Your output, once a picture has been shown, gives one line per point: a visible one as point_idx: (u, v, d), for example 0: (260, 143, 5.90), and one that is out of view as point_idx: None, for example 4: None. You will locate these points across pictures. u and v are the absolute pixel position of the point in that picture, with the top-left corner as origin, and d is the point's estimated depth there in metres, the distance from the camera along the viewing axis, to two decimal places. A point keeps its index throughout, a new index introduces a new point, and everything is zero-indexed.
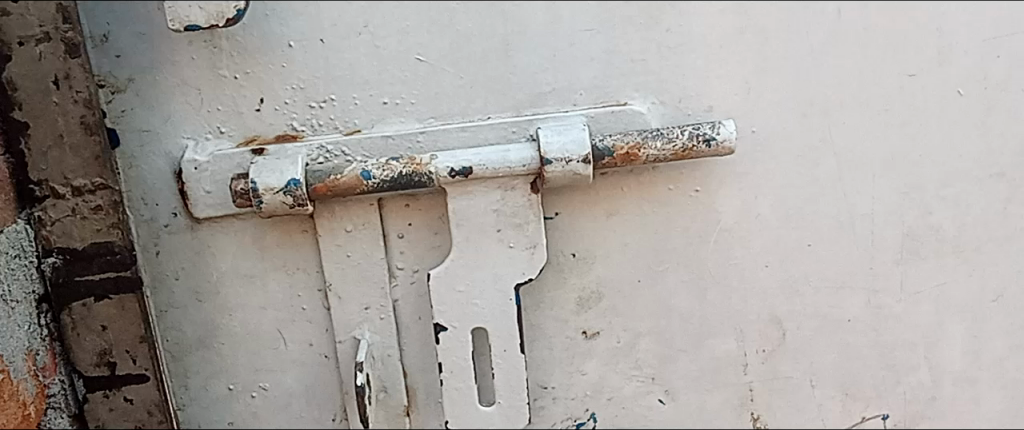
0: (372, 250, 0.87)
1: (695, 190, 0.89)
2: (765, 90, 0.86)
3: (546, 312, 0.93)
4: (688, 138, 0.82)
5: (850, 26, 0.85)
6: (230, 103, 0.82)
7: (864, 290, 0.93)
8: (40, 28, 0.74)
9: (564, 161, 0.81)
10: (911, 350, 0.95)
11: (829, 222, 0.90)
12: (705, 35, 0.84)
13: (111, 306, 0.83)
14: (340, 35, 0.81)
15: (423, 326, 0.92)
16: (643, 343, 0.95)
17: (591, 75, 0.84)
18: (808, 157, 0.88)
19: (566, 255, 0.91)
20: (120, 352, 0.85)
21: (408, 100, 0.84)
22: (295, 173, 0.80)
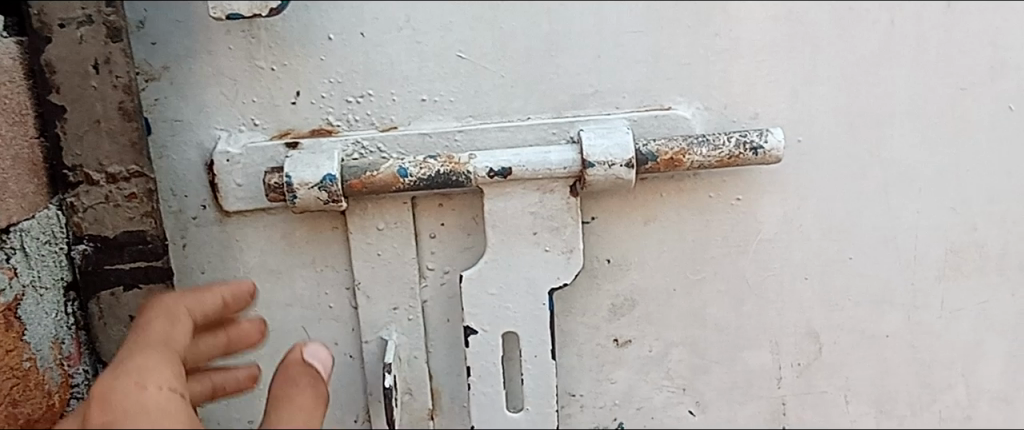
0: (403, 250, 0.85)
1: (735, 199, 0.86)
2: (812, 98, 0.83)
3: (578, 318, 0.91)
4: (735, 146, 0.80)
5: (904, 36, 0.82)
6: (265, 95, 0.80)
7: (905, 307, 0.90)
8: (82, 11, 0.72)
9: (607, 165, 0.78)
10: (948, 368, 0.93)
11: (872, 236, 0.88)
12: (753, 41, 0.81)
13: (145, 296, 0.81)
14: (381, 28, 0.79)
15: (451, 328, 0.89)
16: (675, 353, 0.93)
17: (636, 78, 0.82)
18: (854, 168, 0.85)
19: (600, 260, 0.88)
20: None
21: (447, 98, 0.81)
22: (330, 168, 0.78)
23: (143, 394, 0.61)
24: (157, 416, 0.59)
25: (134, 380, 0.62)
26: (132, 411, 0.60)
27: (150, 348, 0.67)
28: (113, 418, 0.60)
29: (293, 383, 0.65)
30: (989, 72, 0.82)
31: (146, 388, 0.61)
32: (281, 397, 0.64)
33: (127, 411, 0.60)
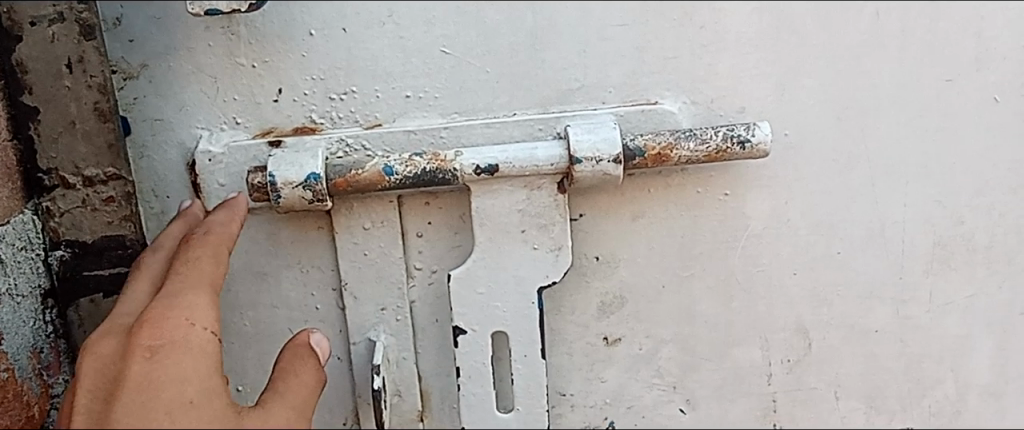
0: (390, 249, 0.84)
1: (724, 194, 0.86)
2: (799, 91, 0.82)
3: (567, 316, 0.90)
4: (722, 140, 0.79)
5: (889, 28, 0.81)
6: (247, 93, 0.79)
7: (893, 301, 0.90)
8: (53, 8, 0.71)
9: (595, 160, 0.78)
10: (938, 362, 0.92)
11: (860, 230, 0.87)
12: (738, 35, 0.80)
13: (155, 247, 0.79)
14: (364, 24, 0.78)
15: (439, 328, 0.88)
16: (665, 351, 0.92)
17: (621, 72, 0.81)
18: (841, 162, 0.85)
19: (589, 257, 0.87)
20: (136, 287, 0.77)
21: (432, 94, 0.80)
22: (315, 167, 0.77)
23: (191, 333, 0.65)
24: (199, 357, 0.63)
25: (186, 316, 0.66)
26: (179, 347, 0.63)
27: (200, 275, 0.70)
28: (159, 347, 0.63)
29: (307, 361, 0.70)
30: (975, 63, 0.82)
31: (195, 326, 0.65)
32: (296, 368, 0.69)
33: (173, 344, 0.64)
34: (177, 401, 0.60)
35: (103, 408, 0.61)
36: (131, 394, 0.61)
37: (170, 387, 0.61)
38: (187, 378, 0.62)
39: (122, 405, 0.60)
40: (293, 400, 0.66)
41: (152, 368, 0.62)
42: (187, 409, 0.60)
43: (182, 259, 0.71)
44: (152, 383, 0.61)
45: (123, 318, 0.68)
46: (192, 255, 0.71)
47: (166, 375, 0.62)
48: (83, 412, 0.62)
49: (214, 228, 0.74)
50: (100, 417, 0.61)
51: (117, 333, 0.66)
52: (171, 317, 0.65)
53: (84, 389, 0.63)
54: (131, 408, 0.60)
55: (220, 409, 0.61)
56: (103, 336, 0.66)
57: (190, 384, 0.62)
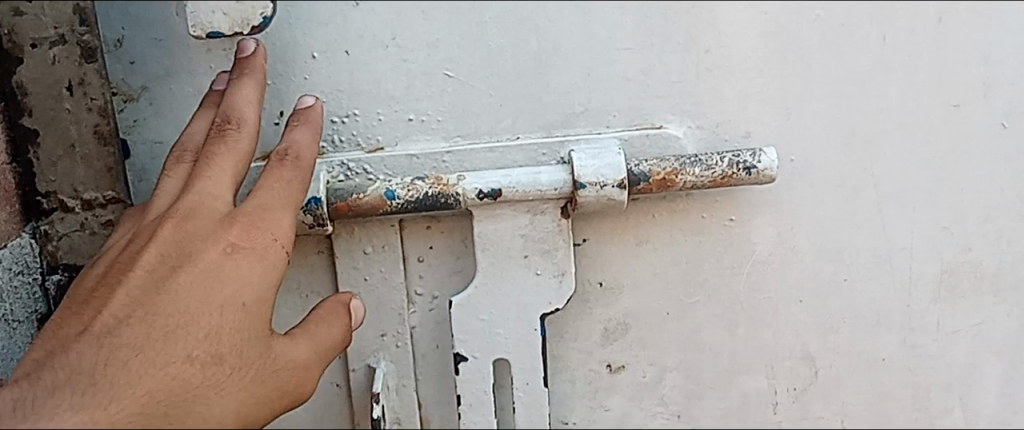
0: (390, 274, 0.83)
1: (729, 219, 0.85)
2: (805, 117, 0.81)
3: (570, 343, 0.89)
4: (727, 166, 0.78)
5: (896, 52, 0.80)
6: None
7: (901, 328, 0.88)
8: (54, 30, 0.70)
9: (599, 185, 0.77)
10: (945, 391, 0.90)
11: (867, 257, 0.86)
12: (743, 59, 0.80)
13: (208, 102, 0.74)
14: (366, 46, 0.77)
15: (440, 354, 0.87)
16: (669, 378, 0.90)
17: (626, 96, 0.80)
18: (847, 187, 0.83)
19: (592, 283, 0.86)
20: (183, 147, 0.72)
21: (435, 118, 0.80)
22: (316, 190, 0.76)
23: (270, 249, 0.66)
24: (264, 273, 0.65)
25: (271, 231, 0.67)
26: (255, 257, 0.65)
27: (287, 193, 0.70)
28: (241, 249, 0.65)
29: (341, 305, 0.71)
30: (983, 89, 0.80)
31: (276, 244, 0.67)
32: (329, 318, 0.69)
33: (251, 251, 0.65)
34: (231, 302, 0.63)
35: (165, 273, 0.63)
36: (197, 276, 0.63)
37: (232, 285, 0.63)
38: (249, 284, 0.64)
39: (185, 281, 0.63)
40: (316, 344, 0.67)
41: (225, 264, 0.64)
42: (237, 314, 0.63)
43: (270, 169, 0.71)
44: (218, 276, 0.63)
45: (205, 195, 0.67)
46: (280, 168, 0.71)
47: (234, 275, 0.64)
48: (143, 266, 0.64)
49: (304, 151, 0.72)
50: (158, 277, 0.63)
51: (200, 209, 0.67)
52: (257, 224, 0.67)
53: (150, 248, 0.65)
54: (191, 288, 0.62)
55: (258, 325, 0.64)
56: (184, 206, 0.67)
57: (251, 291, 0.64)
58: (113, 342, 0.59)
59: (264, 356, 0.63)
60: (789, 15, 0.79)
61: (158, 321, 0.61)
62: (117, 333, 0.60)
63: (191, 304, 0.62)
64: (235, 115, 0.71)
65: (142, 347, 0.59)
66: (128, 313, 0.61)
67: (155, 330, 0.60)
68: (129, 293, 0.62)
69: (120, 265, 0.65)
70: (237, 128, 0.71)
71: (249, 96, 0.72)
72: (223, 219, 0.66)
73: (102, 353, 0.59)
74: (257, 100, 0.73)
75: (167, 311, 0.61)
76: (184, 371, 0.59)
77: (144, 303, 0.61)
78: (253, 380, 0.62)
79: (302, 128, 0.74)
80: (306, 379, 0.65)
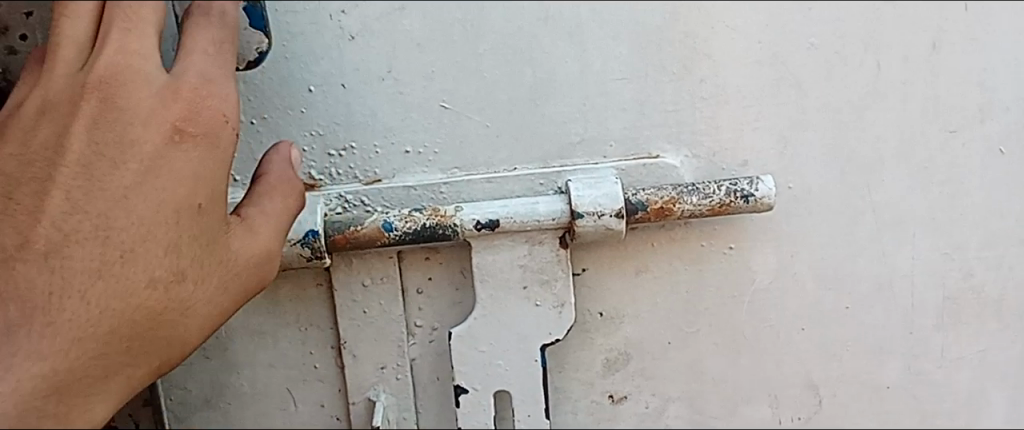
0: (390, 306, 0.83)
1: (728, 248, 0.84)
2: (801, 144, 0.81)
3: (571, 374, 0.88)
4: (724, 194, 0.78)
5: (891, 79, 0.80)
6: (246, 150, 0.79)
7: (904, 356, 0.86)
8: None
9: (596, 215, 0.77)
10: (953, 419, 0.88)
11: (869, 284, 0.84)
12: (739, 88, 0.80)
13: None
14: (363, 80, 0.78)
15: (440, 387, 0.86)
16: (672, 409, 0.89)
17: (621, 126, 0.80)
18: (846, 215, 0.83)
19: (592, 314, 0.86)
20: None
21: (432, 149, 0.80)
22: (313, 224, 0.76)
23: (222, 133, 0.69)
24: (212, 161, 0.68)
25: (218, 109, 0.69)
26: (204, 144, 0.68)
27: (220, 57, 0.71)
28: (188, 136, 0.68)
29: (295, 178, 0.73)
30: (979, 114, 0.80)
31: (227, 125, 0.69)
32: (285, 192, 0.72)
33: (202, 137, 0.68)
34: (185, 204, 0.67)
35: (106, 171, 0.66)
36: (144, 176, 0.66)
37: (182, 185, 0.67)
38: (200, 181, 0.67)
39: (132, 182, 0.66)
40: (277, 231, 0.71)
41: (173, 155, 0.67)
42: (190, 216, 0.67)
43: (190, 31, 0.71)
44: (165, 172, 0.67)
45: (134, 56, 0.68)
46: (202, 37, 0.71)
47: (180, 169, 0.67)
48: (79, 160, 0.67)
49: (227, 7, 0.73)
50: (100, 176, 0.66)
51: (139, 79, 0.68)
52: (201, 99, 0.69)
53: (82, 128, 0.67)
54: (140, 191, 0.66)
55: (214, 220, 0.68)
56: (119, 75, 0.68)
57: (201, 189, 0.68)
58: (63, 266, 0.66)
59: (219, 258, 0.69)
60: (781, 43, 0.80)
61: (114, 239, 0.66)
62: (64, 254, 0.66)
63: (143, 213, 0.66)
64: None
65: (98, 271, 0.66)
66: (72, 225, 0.66)
67: (108, 250, 0.66)
68: (68, 195, 0.66)
69: (50, 149, 0.67)
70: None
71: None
72: (165, 90, 0.68)
73: (55, 280, 0.65)
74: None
75: (118, 224, 0.66)
76: (147, 297, 0.67)
77: (88, 211, 0.66)
78: (217, 287, 0.69)
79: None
80: (266, 266, 0.71)
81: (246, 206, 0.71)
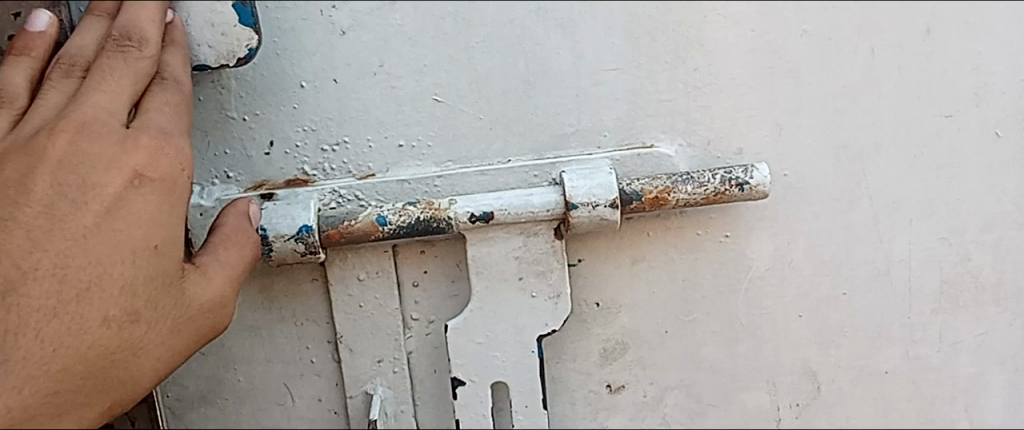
0: (386, 300, 0.83)
1: (724, 236, 0.84)
2: (796, 132, 0.81)
3: (568, 365, 0.88)
4: (719, 183, 0.78)
5: (886, 65, 0.80)
6: (239, 146, 0.79)
7: (901, 341, 0.86)
8: None
9: (591, 205, 0.77)
10: (950, 403, 0.88)
11: (866, 270, 0.84)
12: (733, 76, 0.80)
13: (99, 13, 0.74)
14: (354, 74, 0.78)
15: (438, 379, 0.86)
16: (670, 397, 0.89)
17: (615, 116, 0.80)
18: (842, 201, 0.83)
19: (589, 304, 0.86)
20: (69, 61, 0.71)
21: (425, 143, 0.80)
22: (306, 219, 0.76)
23: (176, 181, 0.70)
24: (168, 209, 0.70)
25: (177, 158, 0.70)
26: (159, 192, 0.69)
27: (177, 111, 0.72)
28: (147, 181, 0.69)
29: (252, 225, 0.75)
30: (975, 98, 0.79)
31: (183, 174, 0.71)
32: (240, 239, 0.74)
33: (158, 184, 0.69)
34: (141, 246, 0.68)
35: (67, 211, 0.67)
36: (103, 218, 0.68)
37: (140, 228, 0.68)
38: (155, 227, 0.69)
39: (91, 224, 0.68)
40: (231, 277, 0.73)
41: (129, 201, 0.68)
42: (146, 260, 0.69)
43: (152, 90, 0.72)
44: (120, 219, 0.68)
45: (99, 108, 0.69)
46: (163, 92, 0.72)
47: (138, 213, 0.68)
48: (42, 200, 0.67)
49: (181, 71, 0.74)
50: (60, 216, 0.67)
51: (99, 126, 0.69)
52: (159, 149, 0.70)
53: (44, 168, 0.67)
54: (99, 233, 0.68)
55: (169, 267, 0.70)
56: (81, 119, 0.68)
57: (158, 232, 0.69)
58: (21, 303, 0.67)
59: (175, 301, 0.70)
60: (775, 31, 0.79)
61: (72, 278, 0.67)
62: (22, 292, 0.67)
63: (100, 253, 0.68)
64: (136, 32, 0.72)
65: (53, 310, 0.68)
66: (32, 262, 0.67)
67: (65, 289, 0.67)
68: (29, 233, 0.67)
69: (13, 187, 0.67)
70: (139, 47, 0.71)
71: (149, 13, 0.72)
72: (123, 138, 0.69)
73: (13, 316, 0.67)
74: (156, 15, 0.73)
75: (75, 263, 0.67)
76: (100, 336, 0.69)
77: (48, 250, 0.67)
78: (169, 331, 0.71)
79: (172, 49, 0.73)
80: (220, 312, 0.73)
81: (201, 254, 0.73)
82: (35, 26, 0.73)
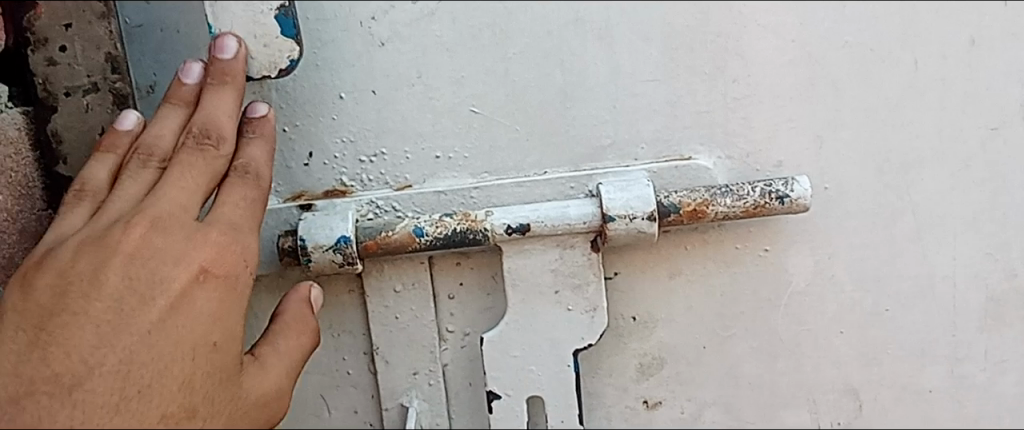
0: (421, 312, 0.83)
1: (764, 250, 0.83)
2: (837, 144, 0.80)
3: (604, 380, 0.87)
4: (759, 195, 0.77)
5: (929, 76, 0.78)
6: (279, 157, 0.80)
7: (946, 359, 0.84)
8: (87, 79, 0.72)
9: (628, 218, 0.76)
10: (997, 423, 0.86)
11: (909, 286, 0.83)
12: (772, 87, 0.79)
13: (174, 102, 0.72)
14: (393, 85, 0.78)
15: (473, 392, 0.86)
16: (708, 414, 0.88)
17: (653, 128, 0.80)
18: (885, 215, 0.81)
19: (626, 318, 0.85)
20: (145, 148, 0.69)
21: (462, 154, 0.80)
22: (344, 229, 0.76)
23: (242, 276, 0.64)
24: (234, 304, 0.63)
25: (244, 254, 0.65)
26: (229, 287, 0.63)
27: (250, 208, 0.68)
28: (212, 276, 0.63)
29: (307, 320, 0.68)
30: (1020, 111, 0.78)
31: (247, 270, 0.65)
32: (299, 331, 0.67)
33: (226, 279, 0.63)
34: (201, 343, 0.60)
35: (134, 306, 0.60)
36: (168, 314, 0.60)
37: (202, 324, 0.61)
38: (217, 322, 0.61)
39: (156, 319, 0.59)
40: (291, 372, 0.65)
41: (195, 293, 0.61)
42: (207, 354, 0.60)
43: (226, 183, 0.69)
44: (189, 312, 0.60)
45: (174, 204, 0.65)
46: (234, 190, 0.68)
47: (204, 309, 0.61)
48: (110, 295, 0.60)
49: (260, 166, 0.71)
50: (126, 312, 0.59)
51: (171, 220, 0.64)
52: (228, 243, 0.65)
53: (117, 261, 0.61)
54: (163, 329, 0.59)
55: (231, 361, 0.61)
56: (153, 213, 0.64)
57: (219, 329, 0.61)
58: (84, 399, 0.56)
59: (236, 397, 0.60)
60: (815, 42, 0.78)
61: (134, 373, 0.57)
62: (86, 387, 0.56)
63: (162, 349, 0.59)
64: (214, 129, 0.70)
65: (115, 407, 0.56)
66: (99, 358, 0.57)
67: (127, 384, 0.57)
68: (97, 328, 0.59)
69: (83, 283, 0.61)
70: (216, 145, 0.69)
71: (225, 108, 0.71)
72: (194, 233, 0.64)
73: (74, 415, 0.55)
74: (233, 113, 0.71)
75: (139, 359, 0.58)
76: None
77: (114, 345, 0.58)
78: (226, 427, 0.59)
79: (256, 142, 0.72)
80: (276, 412, 0.63)
81: (256, 351, 0.64)
82: (122, 125, 0.71)
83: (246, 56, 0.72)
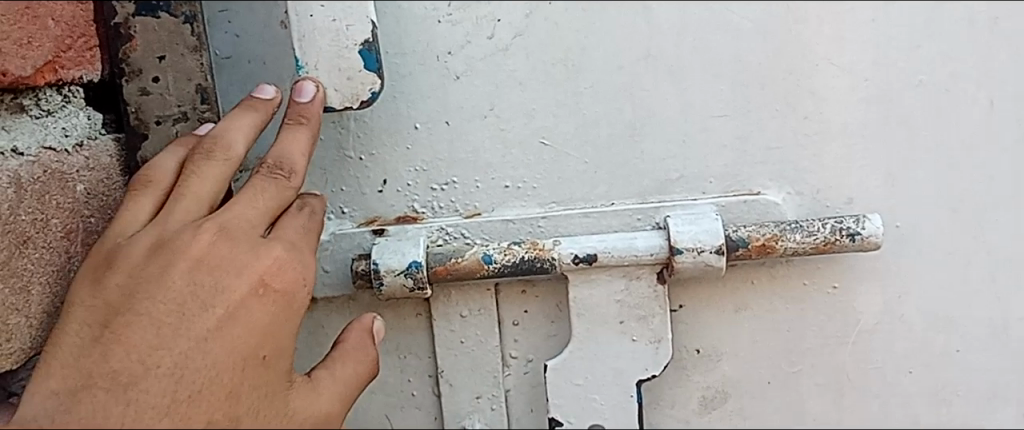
0: (486, 337, 0.84)
1: (832, 287, 0.82)
2: (910, 183, 0.79)
3: (667, 411, 0.87)
4: (830, 232, 0.77)
5: (1006, 117, 0.77)
6: (354, 184, 0.82)
7: (1020, 403, 0.82)
8: (178, 108, 0.75)
9: (696, 251, 0.76)
10: None
11: (983, 327, 0.81)
12: (844, 125, 0.79)
13: (251, 107, 0.72)
14: (466, 117, 0.80)
15: (535, 418, 0.87)
16: None
17: (722, 163, 0.80)
18: (958, 256, 0.80)
19: (690, 350, 0.85)
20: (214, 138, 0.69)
21: (531, 184, 0.81)
22: (416, 255, 0.78)
23: (298, 295, 0.65)
24: (285, 320, 0.63)
25: (303, 271, 0.66)
26: (284, 301, 0.64)
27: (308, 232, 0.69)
28: (271, 290, 0.63)
29: (367, 350, 0.67)
30: None
31: (305, 288, 0.65)
32: (354, 358, 0.66)
33: (283, 295, 0.64)
34: (251, 355, 0.61)
35: (195, 311, 0.60)
36: (226, 322, 0.60)
37: (254, 337, 0.61)
38: (270, 335, 0.62)
39: (213, 327, 0.60)
40: (341, 396, 0.64)
41: (253, 304, 0.62)
42: (257, 368, 0.60)
43: (288, 213, 0.70)
44: (243, 323, 0.61)
45: (244, 220, 0.65)
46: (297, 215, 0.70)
47: (258, 321, 0.62)
48: (174, 298, 0.60)
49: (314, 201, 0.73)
50: (186, 316, 0.60)
51: (235, 230, 0.64)
52: (289, 259, 0.65)
53: (183, 265, 0.61)
54: (218, 337, 0.60)
55: (279, 377, 0.61)
56: (220, 223, 0.64)
57: (270, 342, 0.62)
58: (138, 399, 0.56)
59: (281, 414, 0.60)
60: (888, 80, 0.78)
61: (186, 378, 0.58)
62: (141, 387, 0.56)
63: (216, 357, 0.59)
64: (288, 162, 0.70)
65: (166, 409, 0.56)
66: (155, 359, 0.57)
67: (179, 389, 0.57)
68: (159, 330, 0.59)
69: (147, 281, 0.61)
70: (288, 177, 0.69)
71: (303, 143, 0.71)
72: (257, 246, 0.64)
73: (127, 413, 0.55)
74: (309, 150, 0.72)
75: (194, 365, 0.58)
76: None
77: (171, 348, 0.58)
78: None
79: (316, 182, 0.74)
80: None
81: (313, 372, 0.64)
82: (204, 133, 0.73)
83: (322, 98, 0.74)
